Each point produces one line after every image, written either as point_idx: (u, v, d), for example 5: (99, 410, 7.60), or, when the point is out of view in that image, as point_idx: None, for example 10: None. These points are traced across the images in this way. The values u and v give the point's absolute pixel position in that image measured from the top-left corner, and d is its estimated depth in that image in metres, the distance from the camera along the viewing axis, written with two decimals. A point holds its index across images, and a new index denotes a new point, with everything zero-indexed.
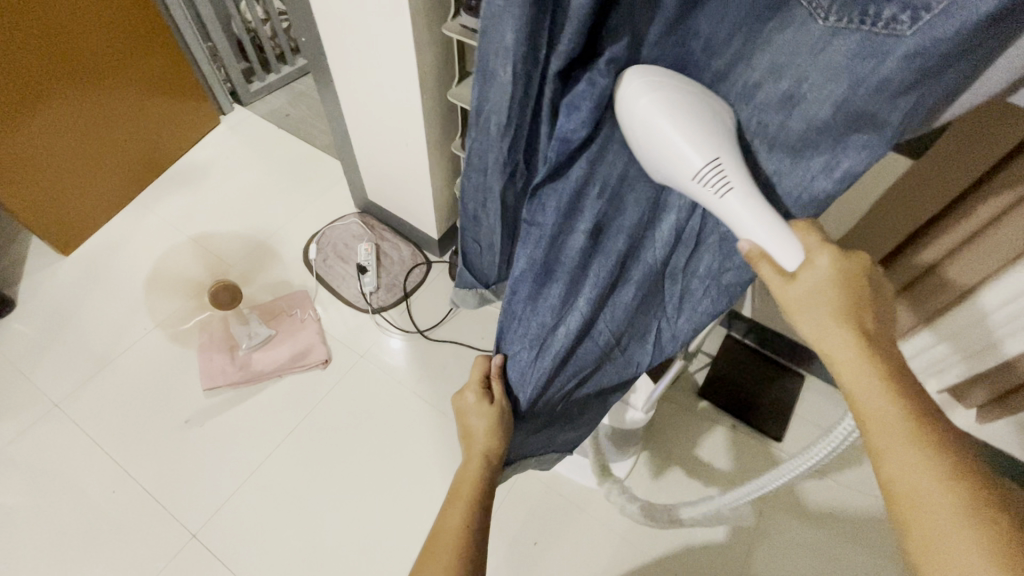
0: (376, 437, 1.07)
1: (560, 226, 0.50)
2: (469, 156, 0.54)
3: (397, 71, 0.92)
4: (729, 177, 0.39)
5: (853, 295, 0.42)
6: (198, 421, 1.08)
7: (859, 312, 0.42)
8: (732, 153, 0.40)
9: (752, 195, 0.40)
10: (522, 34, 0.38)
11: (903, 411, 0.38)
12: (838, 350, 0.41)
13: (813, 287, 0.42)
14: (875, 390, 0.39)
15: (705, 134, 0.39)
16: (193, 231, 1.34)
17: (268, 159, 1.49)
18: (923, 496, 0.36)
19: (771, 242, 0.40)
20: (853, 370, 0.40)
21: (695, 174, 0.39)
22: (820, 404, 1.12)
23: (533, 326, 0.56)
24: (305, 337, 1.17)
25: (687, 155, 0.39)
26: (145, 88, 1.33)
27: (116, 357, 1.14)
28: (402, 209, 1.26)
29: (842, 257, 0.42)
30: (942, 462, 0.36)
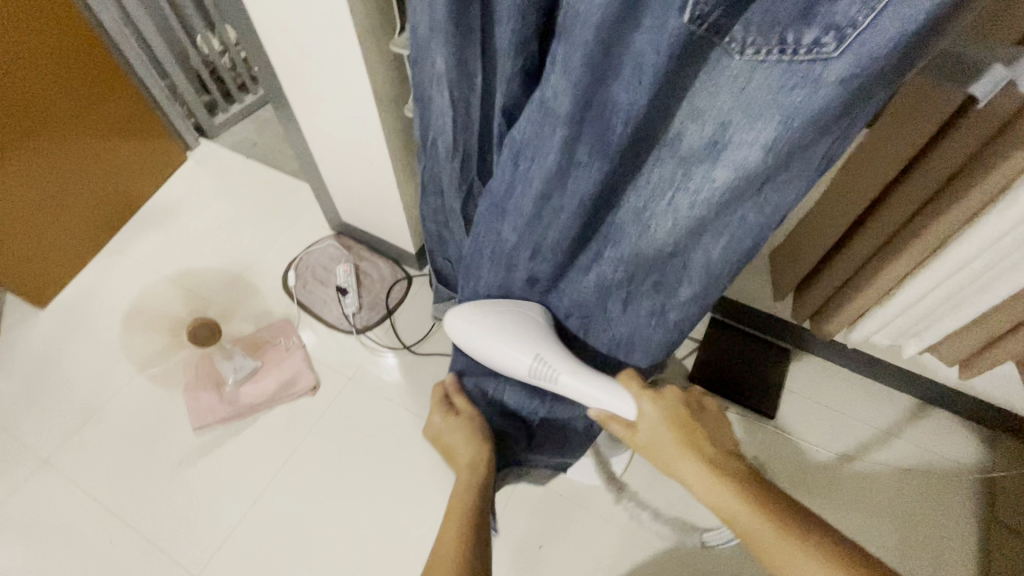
0: (372, 457, 1.07)
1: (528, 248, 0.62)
2: (430, 185, 0.70)
3: (351, 91, 0.92)
4: (553, 366, 0.65)
5: (681, 429, 0.61)
6: (190, 461, 1.07)
7: (699, 445, 0.59)
8: (550, 345, 0.66)
9: (573, 372, 0.65)
10: (450, 61, 0.50)
11: (748, 500, 0.51)
12: (697, 483, 0.56)
13: (655, 432, 0.62)
14: (728, 502, 0.52)
15: (518, 341, 0.65)
16: (170, 270, 1.33)
17: (239, 191, 1.48)
18: (790, 562, 0.46)
19: (606, 405, 0.64)
20: (710, 494, 0.54)
21: (528, 370, 0.65)
22: (811, 378, 1.13)
23: (499, 311, 0.69)
24: (291, 365, 1.17)
25: (516, 356, 0.65)
26: (103, 134, 1.31)
27: (102, 406, 1.13)
28: (377, 227, 1.26)
29: (660, 399, 0.64)
30: (787, 532, 0.48)
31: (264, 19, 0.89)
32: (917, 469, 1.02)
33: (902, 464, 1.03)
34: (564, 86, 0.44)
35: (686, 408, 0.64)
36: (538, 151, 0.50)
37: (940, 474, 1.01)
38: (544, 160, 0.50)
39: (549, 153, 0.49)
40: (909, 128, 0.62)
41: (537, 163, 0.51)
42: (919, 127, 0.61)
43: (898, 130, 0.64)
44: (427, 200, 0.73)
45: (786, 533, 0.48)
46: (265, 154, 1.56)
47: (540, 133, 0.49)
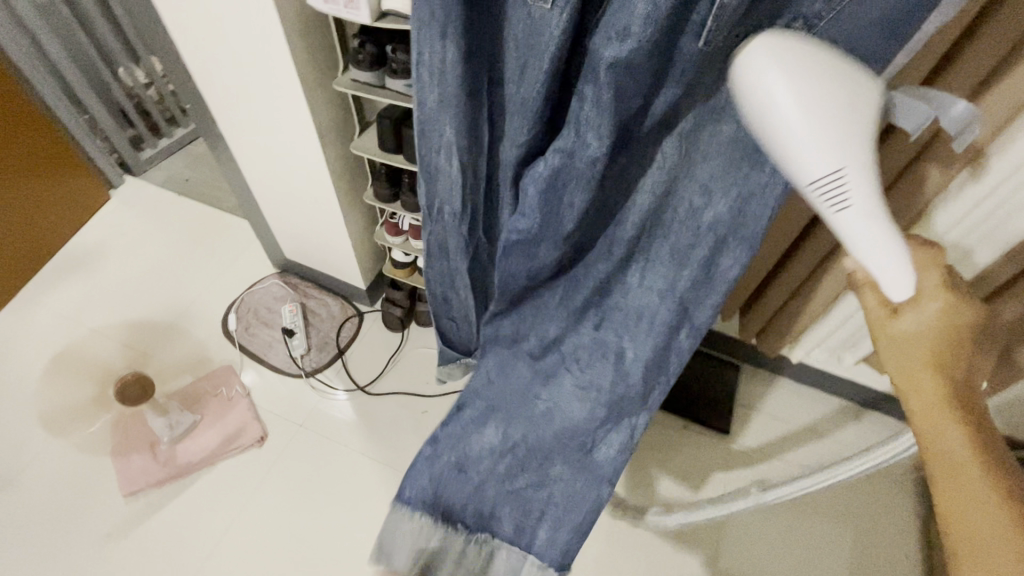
0: (330, 509, 1.01)
1: (529, 279, 0.57)
2: (434, 250, 0.64)
3: (295, 128, 0.90)
4: (851, 190, 0.35)
5: (960, 342, 0.39)
6: (120, 533, 0.97)
7: (952, 367, 0.39)
8: (865, 160, 0.36)
9: (876, 214, 0.36)
10: (457, 130, 0.49)
11: (981, 454, 0.38)
12: (920, 396, 0.39)
13: (914, 335, 0.39)
14: (957, 443, 0.38)
15: (838, 140, 0.35)
16: (93, 318, 1.22)
17: (171, 229, 1.39)
18: (983, 523, 0.37)
19: (884, 266, 0.36)
20: (933, 416, 0.39)
21: (812, 182, 0.36)
22: (759, 392, 1.18)
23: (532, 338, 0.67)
24: (234, 417, 1.09)
25: (809, 154, 0.35)
26: (10, 175, 1.20)
27: (16, 477, 1.01)
28: (323, 263, 1.22)
29: (959, 302, 0.39)
30: (1010, 508, 0.36)
31: (198, 58, 0.86)
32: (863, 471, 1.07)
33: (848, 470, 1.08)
34: (595, 120, 0.41)
35: (972, 329, 0.39)
36: (563, 192, 0.46)
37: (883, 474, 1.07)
38: (564, 210, 0.48)
39: (574, 190, 0.45)
40: None
41: (559, 214, 0.48)
42: None
43: None
44: (431, 262, 0.67)
45: (1003, 506, 0.37)
46: (199, 191, 1.48)
47: (563, 178, 0.45)
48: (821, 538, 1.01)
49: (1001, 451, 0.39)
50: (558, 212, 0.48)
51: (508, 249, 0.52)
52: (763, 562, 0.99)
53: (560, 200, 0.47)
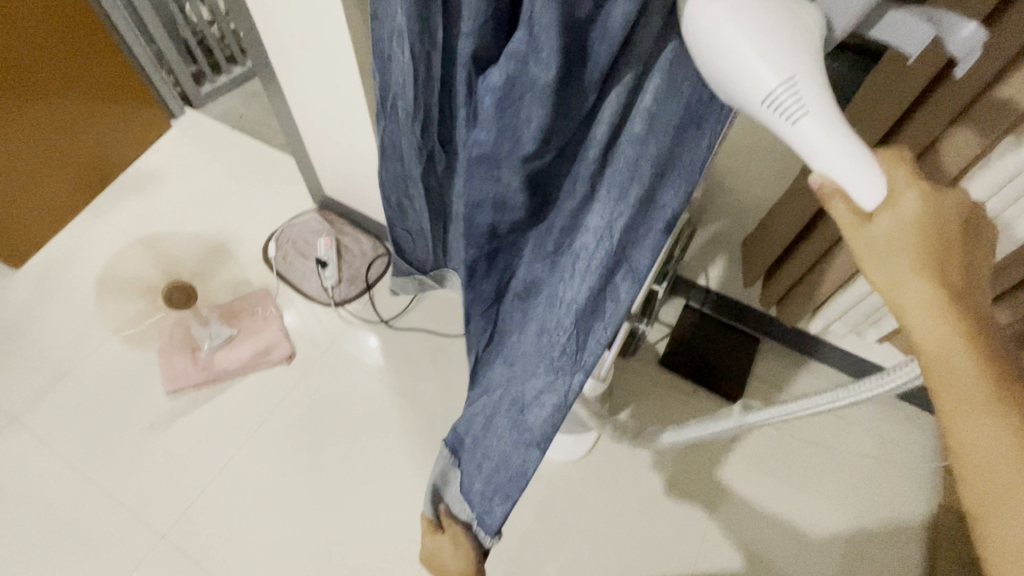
0: (347, 427, 1.08)
1: (495, 221, 0.48)
2: (388, 149, 0.57)
3: (337, 61, 0.92)
4: (806, 98, 0.32)
5: (945, 243, 0.34)
6: (162, 425, 1.08)
7: (944, 266, 0.34)
8: (813, 67, 0.32)
9: (831, 119, 0.32)
10: (412, 16, 0.40)
11: (988, 371, 0.33)
12: (917, 314, 0.34)
13: (896, 243, 0.34)
14: (962, 363, 0.33)
15: (785, 46, 0.31)
16: (149, 234, 1.32)
17: (224, 160, 1.47)
18: (994, 452, 0.33)
19: (854, 175, 0.33)
20: (935, 337, 0.34)
21: (765, 97, 0.32)
22: (777, 366, 1.16)
23: (488, 287, 0.56)
24: (267, 334, 1.17)
25: (760, 65, 0.31)
26: (83, 99, 1.30)
27: (75, 367, 1.13)
28: (360, 202, 1.26)
29: (931, 192, 0.35)
30: (1009, 417, 0.33)
31: None
32: (874, 458, 1.07)
33: (857, 450, 1.07)
34: (546, 20, 0.34)
35: (949, 224, 0.35)
36: (519, 108, 0.38)
37: (893, 462, 1.06)
38: (522, 128, 0.40)
39: (534, 104, 0.38)
40: (881, 108, 0.62)
41: (517, 128, 0.40)
42: (891, 100, 0.61)
43: (861, 120, 0.64)
44: (383, 166, 0.60)
45: (1001, 416, 0.33)
46: (251, 127, 1.55)
47: (517, 88, 0.37)
48: (816, 516, 1.02)
49: (1002, 354, 0.35)
50: (516, 132, 0.40)
51: (468, 168, 0.43)
52: (754, 526, 1.01)
53: (517, 114, 0.39)
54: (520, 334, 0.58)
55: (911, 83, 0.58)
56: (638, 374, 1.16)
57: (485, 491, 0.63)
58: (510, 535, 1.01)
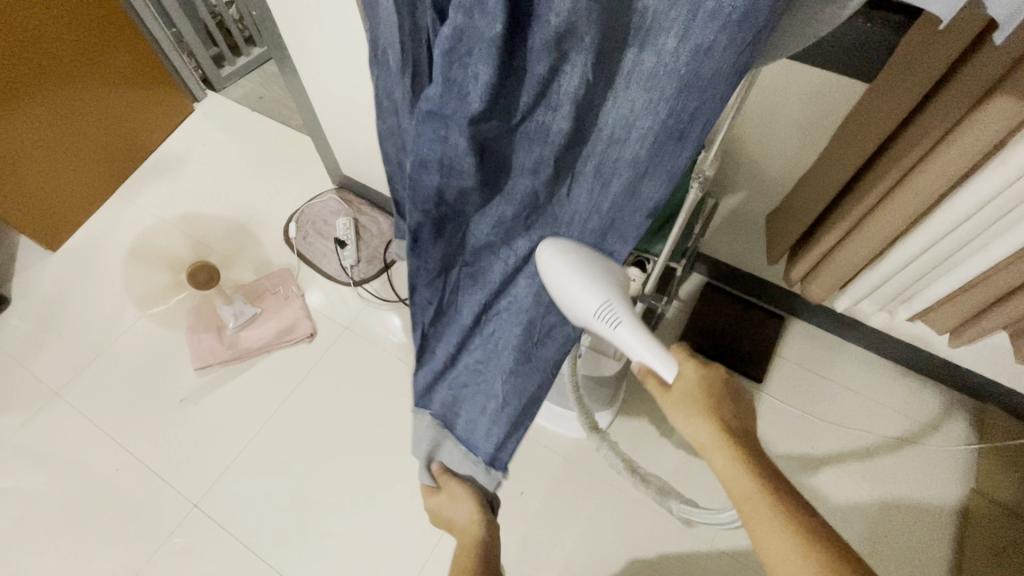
0: (367, 403, 1.11)
1: (443, 185, 0.43)
2: (386, 103, 0.53)
3: (348, 40, 0.90)
4: (619, 312, 0.49)
5: (720, 403, 0.49)
6: (192, 400, 1.12)
7: (720, 417, 0.49)
8: (621, 291, 0.49)
9: (638, 323, 0.50)
10: None
11: (770, 494, 0.43)
12: (709, 450, 0.47)
13: (685, 401, 0.49)
14: (747, 486, 0.44)
15: (599, 280, 0.48)
16: (176, 216, 1.36)
17: (245, 142, 1.49)
18: (792, 566, 0.40)
19: (653, 359, 0.49)
20: (725, 468, 0.46)
21: (594, 312, 0.48)
22: (803, 345, 1.14)
23: (435, 256, 0.51)
24: (289, 313, 1.20)
25: (585, 294, 0.47)
26: (106, 83, 1.32)
27: (110, 345, 1.18)
28: (377, 182, 1.27)
29: (708, 369, 0.51)
30: (797, 534, 0.41)
31: None
32: (902, 439, 1.03)
33: (884, 432, 1.04)
34: None
35: (721, 390, 0.50)
36: (465, 65, 0.35)
37: (922, 443, 1.03)
38: (469, 87, 0.36)
39: (480, 61, 0.35)
40: (906, 81, 0.58)
41: (464, 86, 0.36)
42: (917, 74, 0.57)
43: (885, 94, 0.61)
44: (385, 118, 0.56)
45: (790, 530, 0.41)
46: (271, 108, 1.56)
47: (465, 44, 0.34)
48: (840, 493, 1.00)
49: (793, 490, 0.44)
50: (462, 90, 0.37)
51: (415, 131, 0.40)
52: None
53: (463, 71, 0.36)
54: (487, 299, 0.57)
55: (941, 55, 0.54)
56: None
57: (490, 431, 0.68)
58: (528, 509, 1.02)
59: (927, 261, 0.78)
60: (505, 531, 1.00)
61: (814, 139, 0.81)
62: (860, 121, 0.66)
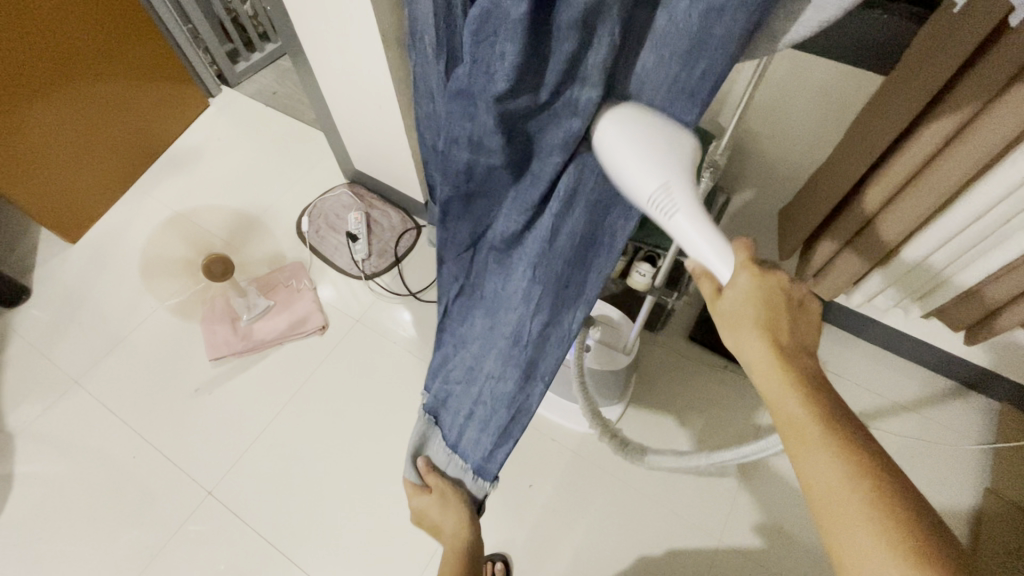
0: (377, 395, 1.12)
1: (473, 160, 0.46)
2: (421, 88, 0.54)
3: (360, 34, 0.91)
4: (680, 198, 0.38)
5: (778, 311, 0.41)
6: (207, 389, 1.14)
7: (775, 328, 0.41)
8: (688, 176, 0.38)
9: (703, 216, 0.38)
10: None
11: (820, 415, 0.37)
12: (757, 363, 0.40)
13: (738, 308, 0.41)
14: (794, 406, 0.38)
15: (662, 158, 0.37)
16: (191, 210, 1.38)
17: (259, 137, 1.51)
18: (835, 491, 0.35)
19: (715, 261, 0.39)
20: (769, 384, 0.39)
21: (648, 197, 0.38)
22: (814, 342, 1.13)
23: (464, 232, 0.56)
24: (301, 306, 1.21)
25: (643, 171, 0.37)
26: (124, 79, 1.34)
27: (127, 335, 1.20)
28: (388, 176, 1.28)
29: (769, 273, 0.42)
30: (847, 459, 0.36)
31: None
32: (914, 437, 1.02)
33: (897, 431, 1.03)
34: None
35: (780, 299, 0.42)
36: (492, 43, 0.36)
37: (934, 441, 1.02)
38: (496, 66, 0.37)
39: (506, 38, 0.36)
40: (919, 78, 0.58)
41: (491, 64, 0.37)
42: (930, 71, 0.56)
43: (899, 90, 0.61)
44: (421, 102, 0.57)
45: (838, 456, 0.36)
46: (284, 104, 1.58)
47: (492, 22, 0.35)
48: (946, 491, 0.97)
49: (842, 409, 0.39)
50: (489, 69, 0.38)
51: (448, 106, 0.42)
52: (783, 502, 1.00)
53: (490, 49, 0.37)
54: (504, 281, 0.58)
55: (954, 52, 0.53)
56: (665, 349, 1.15)
57: (479, 440, 0.66)
58: (535, 502, 1.02)
59: (938, 259, 0.77)
60: (513, 523, 1.01)
61: (828, 135, 0.80)
62: (873, 118, 0.65)
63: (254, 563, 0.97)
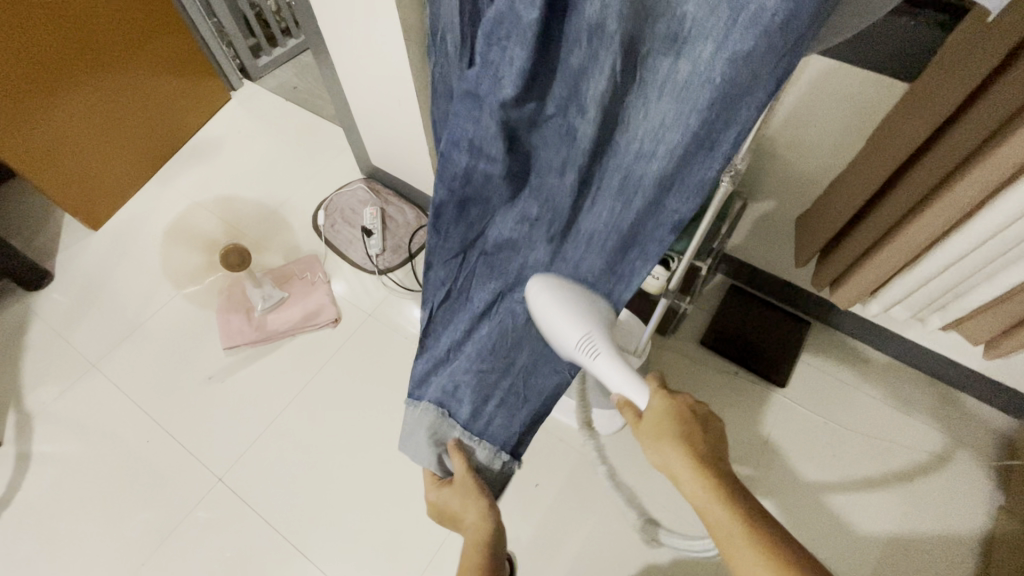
0: (387, 390, 1.13)
1: (471, 165, 0.51)
2: (440, 88, 0.54)
3: (382, 31, 0.92)
4: (598, 344, 0.54)
5: (690, 430, 0.49)
6: (220, 377, 1.16)
7: (691, 443, 0.48)
8: (603, 325, 0.55)
9: (616, 357, 0.54)
10: None
11: (741, 520, 0.42)
12: (682, 474, 0.46)
13: (652, 429, 0.50)
14: (718, 510, 0.44)
15: (578, 314, 0.54)
16: (210, 200, 1.40)
17: (278, 130, 1.53)
18: None
19: (628, 389, 0.52)
20: (694, 496, 0.45)
21: (576, 343, 0.54)
22: (829, 353, 1.11)
23: (456, 237, 0.60)
24: (315, 298, 1.23)
25: (567, 327, 0.54)
26: (150, 70, 1.37)
27: (144, 322, 1.22)
28: (405, 173, 1.29)
29: (674, 398, 0.51)
30: (777, 561, 0.40)
31: None
32: (928, 453, 1.01)
33: (910, 446, 1.02)
34: None
35: (691, 414, 0.50)
36: (503, 47, 0.41)
37: (949, 457, 1.00)
38: (505, 70, 0.42)
39: (516, 44, 0.41)
40: (943, 89, 0.57)
41: (499, 71, 0.43)
42: (955, 82, 0.56)
43: (922, 101, 0.60)
44: (437, 108, 0.58)
45: (766, 558, 0.40)
46: (305, 98, 1.59)
47: (503, 32, 0.41)
48: (846, 566, 0.93)
49: (768, 521, 0.43)
50: (498, 73, 0.43)
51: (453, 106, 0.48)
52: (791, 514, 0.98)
53: (501, 54, 0.42)
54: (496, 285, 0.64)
55: (979, 65, 0.53)
56: (677, 353, 1.14)
57: (503, 423, 0.67)
58: (541, 502, 1.02)
59: (954, 274, 0.76)
60: (518, 523, 1.01)
61: (850, 144, 0.80)
62: (895, 127, 0.65)
63: (262, 551, 0.98)
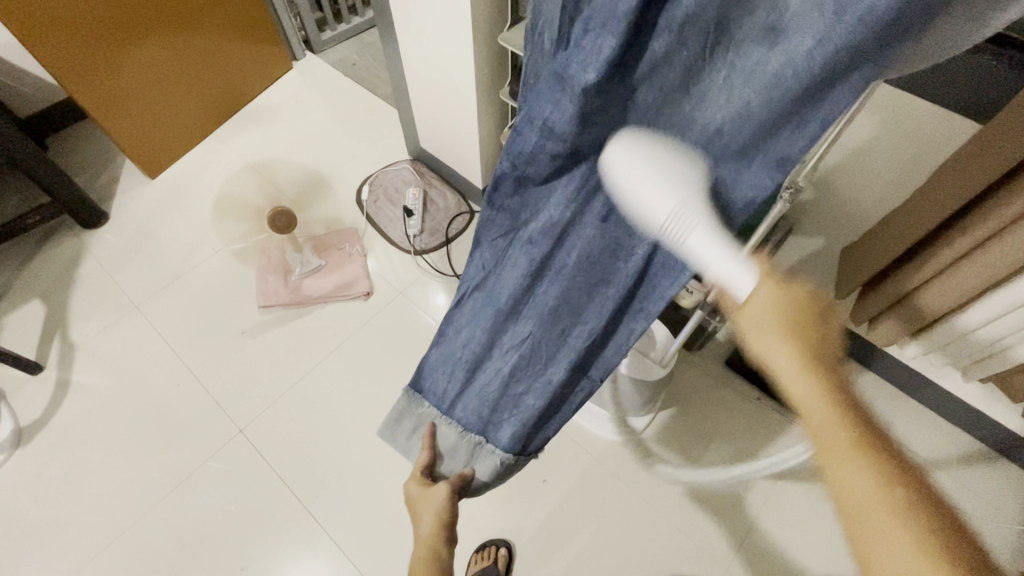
0: (410, 367, 1.15)
1: (539, 148, 0.49)
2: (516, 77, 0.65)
3: (451, 17, 0.93)
4: (694, 222, 0.44)
5: (806, 318, 0.45)
6: (252, 333, 1.20)
7: (807, 340, 0.44)
8: (702, 201, 0.44)
9: (716, 238, 0.44)
10: None
11: (853, 431, 0.41)
12: (787, 373, 0.44)
13: (764, 318, 0.45)
14: (830, 419, 0.42)
15: (673, 181, 0.43)
16: (262, 163, 1.45)
17: (334, 104, 1.57)
18: (865, 503, 0.39)
19: (732, 270, 0.44)
20: (807, 397, 0.43)
21: (666, 218, 0.44)
22: None
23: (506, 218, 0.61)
24: (350, 270, 1.26)
25: (659, 197, 0.43)
26: (222, 34, 1.42)
27: (186, 272, 1.27)
28: (451, 158, 1.31)
29: (788, 287, 0.45)
30: (880, 477, 0.40)
31: None
32: None
33: None
34: None
35: (808, 305, 0.45)
36: (597, 34, 0.39)
37: None
38: (591, 57, 0.40)
39: (610, 34, 0.38)
40: (997, 149, 0.58)
41: (587, 55, 0.40)
42: (1008, 145, 0.57)
43: (976, 158, 0.61)
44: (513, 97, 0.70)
45: (868, 471, 0.40)
46: (362, 76, 1.63)
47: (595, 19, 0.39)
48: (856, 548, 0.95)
49: (879, 438, 0.42)
50: (586, 59, 0.40)
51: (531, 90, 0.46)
52: (795, 547, 0.98)
53: (592, 41, 0.39)
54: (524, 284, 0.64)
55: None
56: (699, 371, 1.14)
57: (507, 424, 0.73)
58: (547, 497, 1.03)
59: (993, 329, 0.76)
60: (521, 514, 1.02)
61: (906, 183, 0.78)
62: (944, 179, 0.66)
63: (273, 506, 1.02)
